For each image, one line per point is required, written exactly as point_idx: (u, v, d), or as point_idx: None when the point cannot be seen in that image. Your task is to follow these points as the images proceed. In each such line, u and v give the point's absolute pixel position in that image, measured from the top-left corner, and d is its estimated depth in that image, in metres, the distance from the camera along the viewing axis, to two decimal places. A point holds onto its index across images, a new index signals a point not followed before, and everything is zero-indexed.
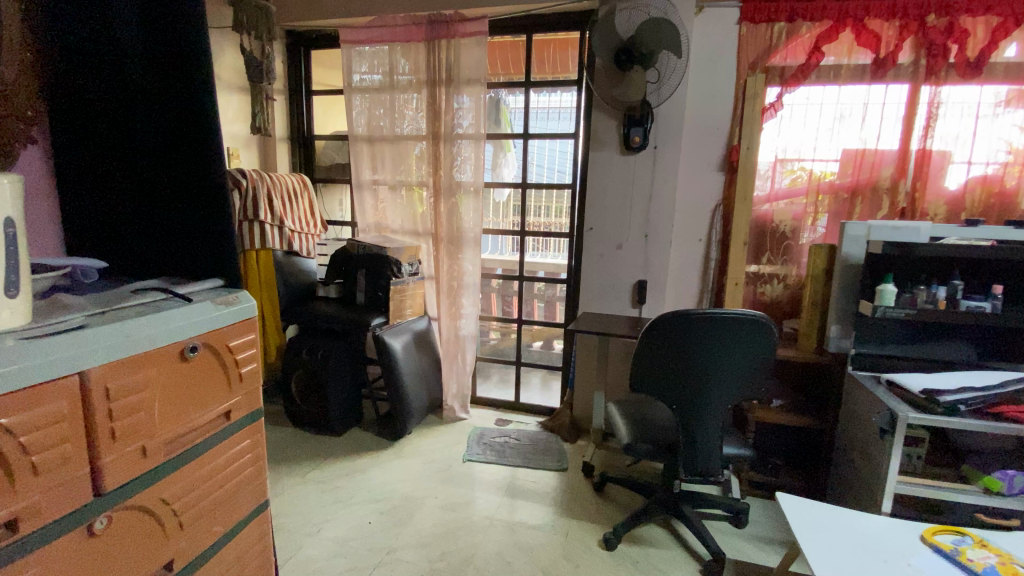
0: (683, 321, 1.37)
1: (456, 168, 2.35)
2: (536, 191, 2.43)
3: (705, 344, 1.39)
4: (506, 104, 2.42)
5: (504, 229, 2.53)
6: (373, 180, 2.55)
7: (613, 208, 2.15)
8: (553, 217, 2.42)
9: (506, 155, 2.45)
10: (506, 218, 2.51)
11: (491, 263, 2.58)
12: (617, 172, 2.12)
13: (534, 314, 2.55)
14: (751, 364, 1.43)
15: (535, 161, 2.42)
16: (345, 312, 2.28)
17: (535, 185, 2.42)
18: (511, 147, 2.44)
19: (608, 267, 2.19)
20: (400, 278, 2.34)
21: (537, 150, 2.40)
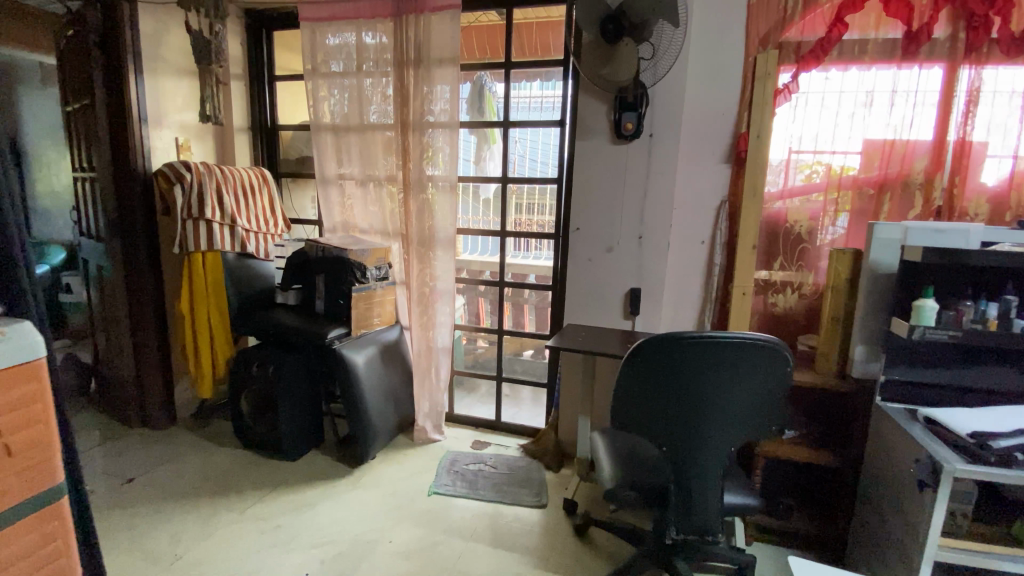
0: (676, 347, 1.10)
1: (430, 159, 2.08)
2: (519, 186, 2.17)
3: (703, 376, 1.12)
4: (489, 89, 2.16)
5: (486, 228, 2.27)
6: (340, 175, 2.30)
7: (602, 206, 1.88)
8: (538, 215, 2.17)
9: (488, 147, 2.20)
10: (488, 216, 2.25)
11: (474, 265, 2.32)
12: (608, 165, 1.85)
13: (520, 322, 2.29)
14: (760, 401, 1.16)
15: (519, 152, 2.15)
16: (302, 322, 2.03)
17: (517, 179, 2.16)
18: (495, 138, 2.19)
19: (597, 274, 1.93)
20: (365, 284, 2.09)
21: (520, 140, 2.14)
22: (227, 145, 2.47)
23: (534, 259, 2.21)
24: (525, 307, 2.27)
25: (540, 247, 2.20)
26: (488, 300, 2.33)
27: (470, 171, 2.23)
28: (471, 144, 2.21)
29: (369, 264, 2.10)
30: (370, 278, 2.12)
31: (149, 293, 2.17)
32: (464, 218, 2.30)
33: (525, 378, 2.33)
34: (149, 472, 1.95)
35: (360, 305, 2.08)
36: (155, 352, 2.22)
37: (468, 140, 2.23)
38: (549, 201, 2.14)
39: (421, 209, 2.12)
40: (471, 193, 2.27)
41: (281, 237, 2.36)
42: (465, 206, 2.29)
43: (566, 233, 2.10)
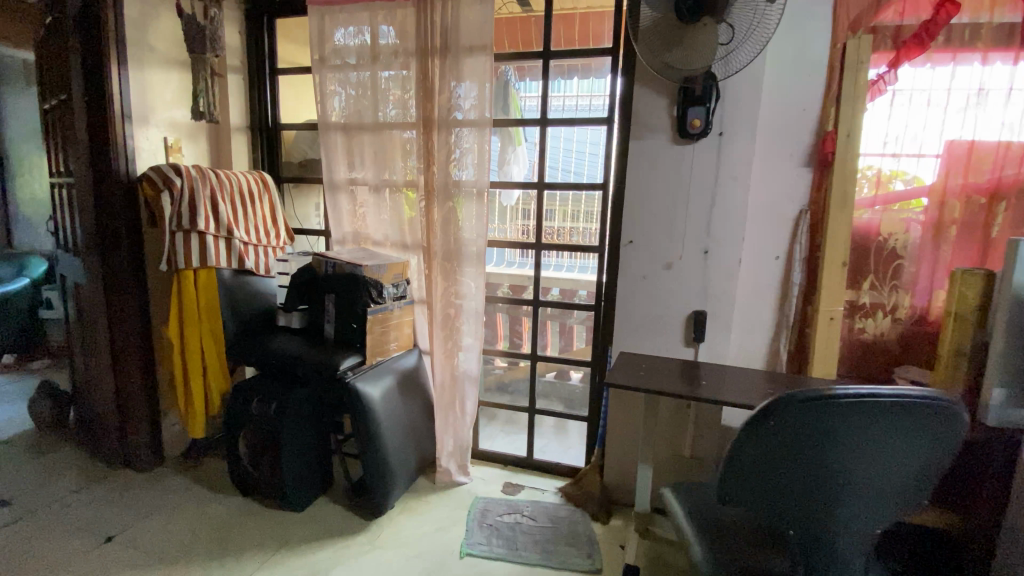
0: (825, 412, 0.83)
1: (456, 164, 1.81)
2: (556, 193, 1.90)
3: (853, 448, 0.86)
4: (514, 86, 1.90)
5: (509, 239, 1.99)
6: (351, 180, 2.03)
7: (662, 217, 1.61)
8: (578, 224, 1.90)
9: (513, 151, 1.93)
10: (512, 225, 1.98)
11: (493, 278, 2.04)
12: (671, 169, 1.58)
13: (542, 343, 2.02)
14: (914, 478, 0.91)
15: (556, 153, 1.89)
16: (310, 349, 1.76)
17: (554, 184, 1.90)
18: (520, 137, 1.92)
19: (654, 294, 1.66)
20: (383, 305, 1.83)
21: (556, 139, 1.88)
22: (223, 148, 2.20)
23: (571, 278, 1.94)
24: (552, 324, 2.00)
25: (580, 260, 1.92)
26: (507, 314, 2.05)
27: (495, 178, 1.97)
28: (497, 148, 1.94)
29: (386, 281, 1.83)
30: (387, 297, 1.85)
31: (132, 315, 1.89)
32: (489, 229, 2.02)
33: (560, 409, 2.06)
34: (131, 527, 1.67)
35: (377, 328, 1.81)
36: (139, 383, 1.93)
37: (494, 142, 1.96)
38: (592, 209, 1.87)
39: (445, 219, 1.85)
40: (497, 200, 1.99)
41: (284, 251, 2.09)
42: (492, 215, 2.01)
43: (614, 246, 1.84)
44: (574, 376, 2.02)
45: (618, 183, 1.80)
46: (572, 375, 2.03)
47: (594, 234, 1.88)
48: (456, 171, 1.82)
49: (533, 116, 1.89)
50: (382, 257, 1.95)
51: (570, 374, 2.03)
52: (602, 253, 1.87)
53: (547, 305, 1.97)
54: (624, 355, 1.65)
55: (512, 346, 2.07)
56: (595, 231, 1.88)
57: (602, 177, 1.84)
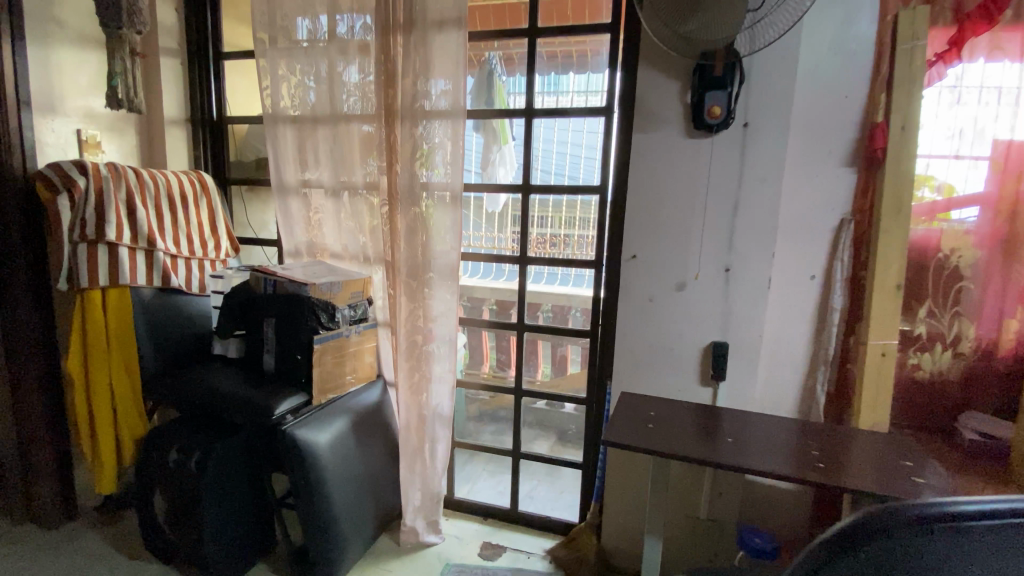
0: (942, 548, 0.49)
1: (424, 161, 1.47)
2: (547, 196, 1.61)
3: None
4: (499, 78, 1.61)
5: (490, 250, 1.69)
6: (304, 182, 1.71)
7: (673, 229, 1.32)
8: (572, 231, 1.60)
9: (496, 151, 1.63)
10: (496, 234, 1.68)
11: (476, 293, 1.75)
12: (684, 167, 1.28)
13: (531, 374, 1.73)
14: None
15: (546, 150, 1.59)
16: (242, 387, 1.44)
17: (542, 187, 1.60)
18: (506, 134, 1.62)
19: (664, 321, 1.36)
20: (335, 331, 1.51)
21: (545, 133, 1.58)
22: (157, 143, 1.89)
23: (565, 295, 1.65)
24: (542, 348, 1.71)
25: (575, 270, 1.61)
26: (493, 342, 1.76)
27: (475, 182, 1.66)
28: (480, 148, 1.64)
29: (339, 303, 1.52)
30: (341, 322, 1.53)
31: (33, 345, 1.56)
32: (468, 240, 1.70)
33: (552, 446, 1.77)
34: None
35: (327, 359, 1.50)
36: (44, 425, 1.60)
37: (474, 140, 1.65)
38: (589, 216, 1.58)
39: (411, 229, 1.50)
40: (479, 207, 1.68)
41: (225, 263, 1.80)
42: (474, 223, 1.70)
43: (614, 260, 1.54)
44: (566, 404, 1.71)
45: (619, 185, 1.50)
46: (564, 405, 1.72)
47: (591, 245, 1.59)
48: (424, 172, 1.48)
49: (520, 108, 1.59)
50: (338, 272, 1.63)
51: (561, 403, 1.71)
52: (600, 267, 1.57)
53: (537, 330, 1.67)
54: (627, 395, 1.35)
55: (497, 376, 1.77)
56: (592, 241, 1.58)
57: (600, 177, 1.54)
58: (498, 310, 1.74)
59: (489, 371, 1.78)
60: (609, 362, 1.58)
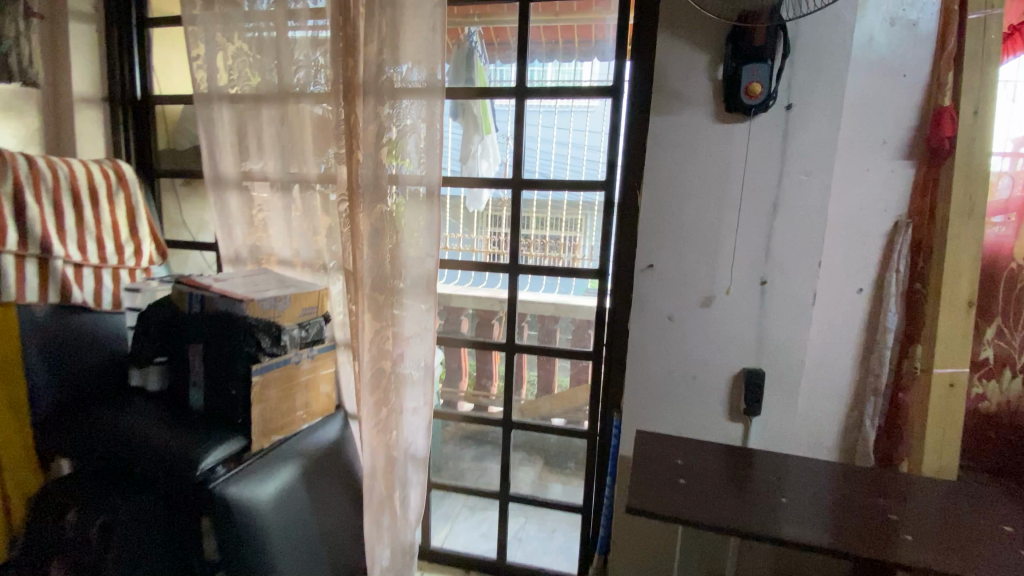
0: None
1: (394, 151, 1.19)
2: (541, 193, 1.35)
3: None
4: (480, 58, 1.35)
5: (470, 255, 1.42)
6: (245, 175, 1.41)
7: (699, 232, 1.08)
8: (561, 234, 1.36)
9: (478, 143, 1.36)
10: (475, 236, 1.42)
11: (454, 302, 1.50)
12: (714, 158, 1.05)
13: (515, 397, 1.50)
14: None
15: (541, 139, 1.34)
16: (161, 432, 1.14)
17: (534, 183, 1.34)
18: (489, 123, 1.35)
19: (686, 345, 1.13)
20: (281, 358, 1.23)
21: (539, 121, 1.33)
22: (66, 126, 1.56)
23: (555, 305, 1.43)
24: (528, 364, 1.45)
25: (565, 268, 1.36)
26: (474, 361, 1.49)
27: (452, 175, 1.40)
28: (459, 137, 1.37)
29: (285, 323, 1.24)
30: (288, 346, 1.25)
31: None
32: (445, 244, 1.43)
33: (540, 474, 1.53)
34: None
35: (271, 394, 1.22)
36: None
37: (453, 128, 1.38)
38: (588, 214, 1.34)
39: (376, 234, 1.21)
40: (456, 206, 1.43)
41: (148, 272, 1.50)
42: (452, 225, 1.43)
43: (621, 269, 1.30)
44: (555, 421, 1.47)
45: (629, 180, 1.27)
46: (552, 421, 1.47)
47: (592, 251, 1.34)
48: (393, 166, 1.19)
49: (509, 88, 1.32)
50: (286, 283, 1.35)
51: (549, 426, 1.45)
52: (605, 278, 1.33)
53: (529, 349, 1.41)
54: (644, 434, 1.11)
55: (477, 396, 1.53)
56: (592, 247, 1.34)
57: (605, 171, 1.30)
58: (479, 325, 1.49)
59: (470, 393, 1.53)
60: (615, 391, 1.34)
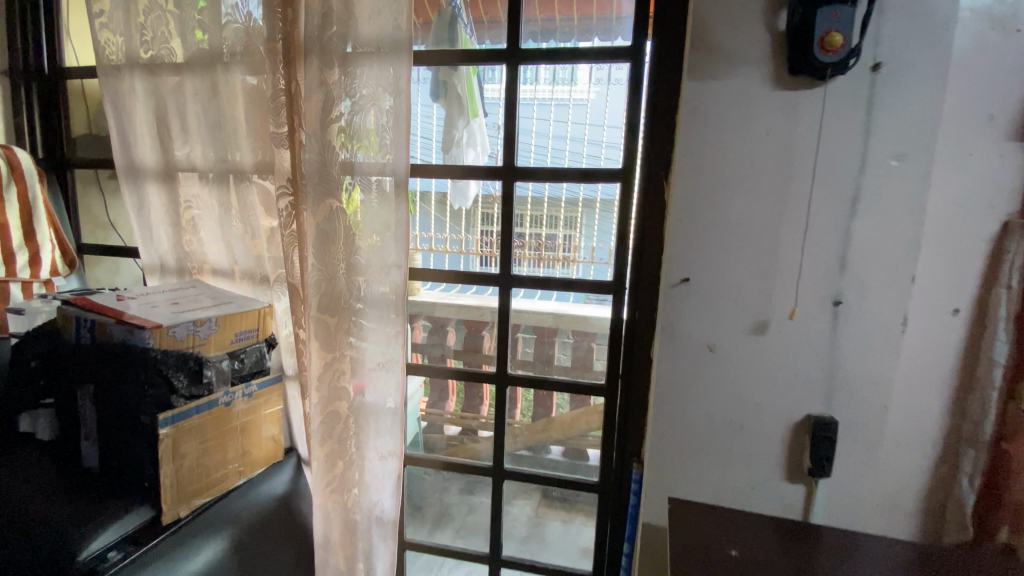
0: None
1: (346, 132, 0.90)
2: (536, 187, 1.08)
3: None
4: (464, 30, 1.07)
5: (453, 258, 1.15)
6: (169, 166, 1.12)
7: (750, 238, 0.81)
8: (555, 232, 1.09)
9: (461, 129, 1.08)
10: (458, 234, 1.14)
11: (437, 313, 1.20)
12: (772, 138, 0.78)
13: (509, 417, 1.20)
14: None
15: (540, 125, 1.07)
16: (38, 500, 0.85)
17: (527, 174, 1.07)
18: (475, 104, 1.07)
19: (731, 385, 0.86)
20: (204, 401, 0.96)
21: (539, 109, 1.06)
22: None
23: (560, 310, 1.12)
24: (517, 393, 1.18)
25: (561, 270, 1.10)
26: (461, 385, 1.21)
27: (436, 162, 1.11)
28: (440, 121, 1.09)
29: (209, 354, 0.97)
30: (215, 384, 0.98)
31: None
32: (426, 245, 1.16)
33: (532, 515, 1.25)
34: None
35: (190, 447, 0.94)
36: None
37: (421, 109, 1.11)
38: (585, 213, 1.07)
39: (323, 240, 0.92)
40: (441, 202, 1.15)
41: (48, 285, 1.21)
42: (439, 222, 1.16)
43: (638, 281, 1.03)
44: (553, 449, 1.19)
45: (649, 168, 0.98)
46: (549, 448, 1.19)
47: (595, 252, 1.08)
48: (345, 153, 0.91)
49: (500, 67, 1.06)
50: (219, 300, 1.07)
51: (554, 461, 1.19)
52: (621, 293, 1.06)
53: (525, 383, 1.15)
54: (676, 507, 0.84)
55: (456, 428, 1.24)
56: (593, 247, 1.08)
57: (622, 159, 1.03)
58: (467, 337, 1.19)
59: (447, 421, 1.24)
60: (631, 436, 1.08)
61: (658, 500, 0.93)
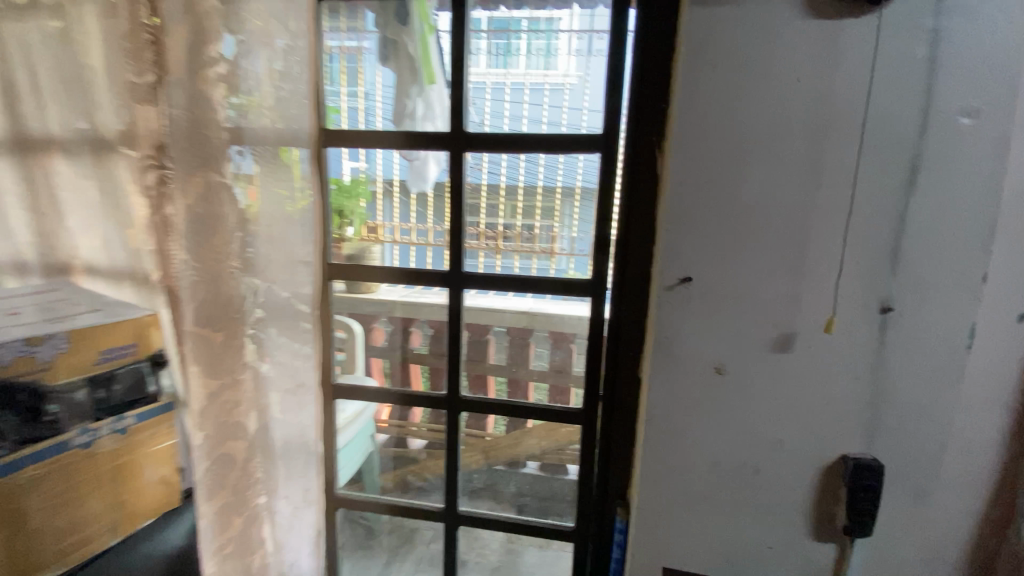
0: None
1: (232, 84, 0.67)
2: (500, 167, 0.84)
3: None
4: None
5: (421, 251, 0.88)
6: (21, 137, 0.87)
7: (771, 225, 0.60)
8: (533, 222, 0.86)
9: (415, 97, 0.84)
10: (428, 222, 0.88)
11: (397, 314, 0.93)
12: (802, 89, 0.58)
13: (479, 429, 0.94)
14: None
15: (507, 107, 0.82)
16: None
17: (472, 139, 0.81)
18: (432, 68, 0.82)
19: (744, 417, 0.66)
20: (47, 445, 0.72)
21: (512, 72, 0.81)
22: None
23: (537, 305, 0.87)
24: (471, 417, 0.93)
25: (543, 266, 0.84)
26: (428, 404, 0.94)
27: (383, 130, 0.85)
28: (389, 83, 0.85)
29: (54, 382, 0.73)
30: (64, 422, 0.74)
31: None
32: (391, 236, 0.90)
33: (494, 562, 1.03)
34: None
35: (30, 507, 0.71)
36: None
37: (379, 90, 0.86)
38: (565, 201, 0.83)
39: (199, 231, 0.66)
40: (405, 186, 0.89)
41: None
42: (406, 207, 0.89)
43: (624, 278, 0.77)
44: (529, 465, 0.93)
45: (636, 129, 0.73)
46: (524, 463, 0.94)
47: (575, 244, 0.83)
48: (228, 113, 0.67)
49: (445, 32, 0.80)
50: (99, 305, 0.84)
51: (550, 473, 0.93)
52: (600, 293, 0.80)
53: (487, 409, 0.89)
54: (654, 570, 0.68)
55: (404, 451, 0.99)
56: (574, 238, 0.83)
57: (600, 124, 0.77)
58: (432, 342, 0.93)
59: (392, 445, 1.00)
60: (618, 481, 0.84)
61: (648, 563, 0.73)
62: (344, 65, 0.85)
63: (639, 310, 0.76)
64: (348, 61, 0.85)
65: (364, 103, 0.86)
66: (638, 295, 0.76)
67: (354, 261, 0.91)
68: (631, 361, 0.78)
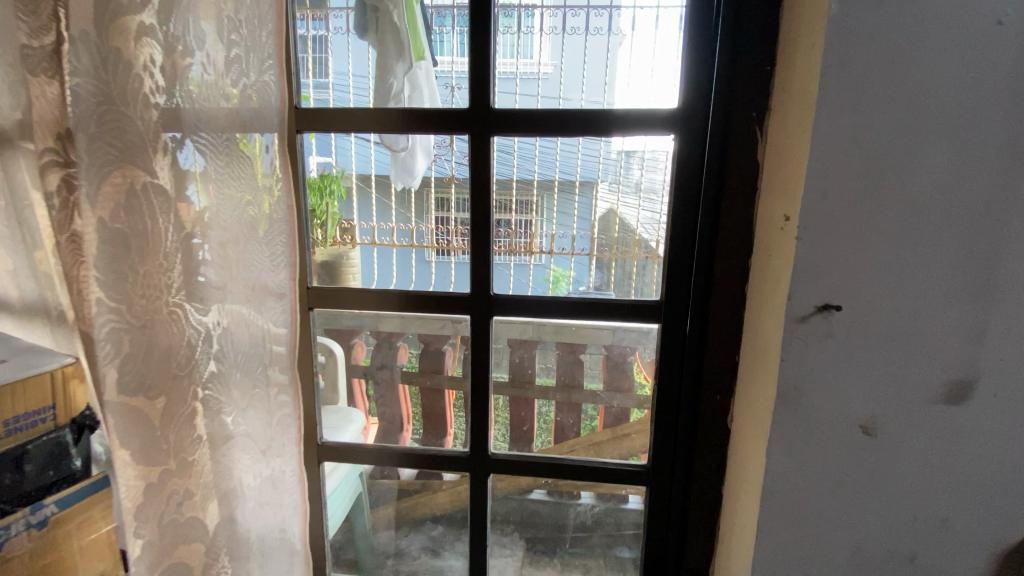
0: None
1: (162, 41, 0.45)
2: (531, 161, 0.63)
3: None
4: None
5: (403, 256, 0.70)
6: None
7: (953, 231, 0.42)
8: (564, 229, 0.68)
9: (401, 76, 0.63)
10: (411, 221, 0.70)
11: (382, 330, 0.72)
12: (1007, 36, 0.40)
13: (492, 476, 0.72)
14: None
15: (539, 92, 0.62)
16: None
17: (505, 118, 0.59)
18: (420, 41, 0.63)
19: (901, 490, 0.48)
20: None
21: (541, 43, 0.63)
22: None
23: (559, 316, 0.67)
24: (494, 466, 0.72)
25: (595, 284, 0.65)
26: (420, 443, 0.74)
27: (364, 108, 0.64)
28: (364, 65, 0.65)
29: None
30: None
31: None
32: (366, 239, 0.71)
33: None
34: None
35: None
36: None
37: (350, 82, 0.65)
38: (559, 197, 0.66)
39: (115, 253, 0.46)
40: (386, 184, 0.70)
41: None
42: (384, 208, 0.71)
43: (708, 296, 0.58)
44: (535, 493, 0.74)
45: (729, 101, 0.53)
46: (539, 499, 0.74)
47: (554, 241, 0.68)
48: (157, 84, 0.46)
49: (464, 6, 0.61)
50: None
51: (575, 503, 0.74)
52: (676, 318, 0.60)
53: (526, 470, 0.67)
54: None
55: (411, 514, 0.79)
56: (552, 234, 0.68)
57: (676, 98, 0.57)
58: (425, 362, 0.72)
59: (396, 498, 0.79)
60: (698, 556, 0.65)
61: None
62: (312, 56, 0.64)
63: (730, 343, 0.57)
64: (316, 51, 0.64)
65: (334, 94, 0.64)
66: (729, 324, 0.57)
67: (330, 277, 0.69)
68: (718, 408, 0.59)
